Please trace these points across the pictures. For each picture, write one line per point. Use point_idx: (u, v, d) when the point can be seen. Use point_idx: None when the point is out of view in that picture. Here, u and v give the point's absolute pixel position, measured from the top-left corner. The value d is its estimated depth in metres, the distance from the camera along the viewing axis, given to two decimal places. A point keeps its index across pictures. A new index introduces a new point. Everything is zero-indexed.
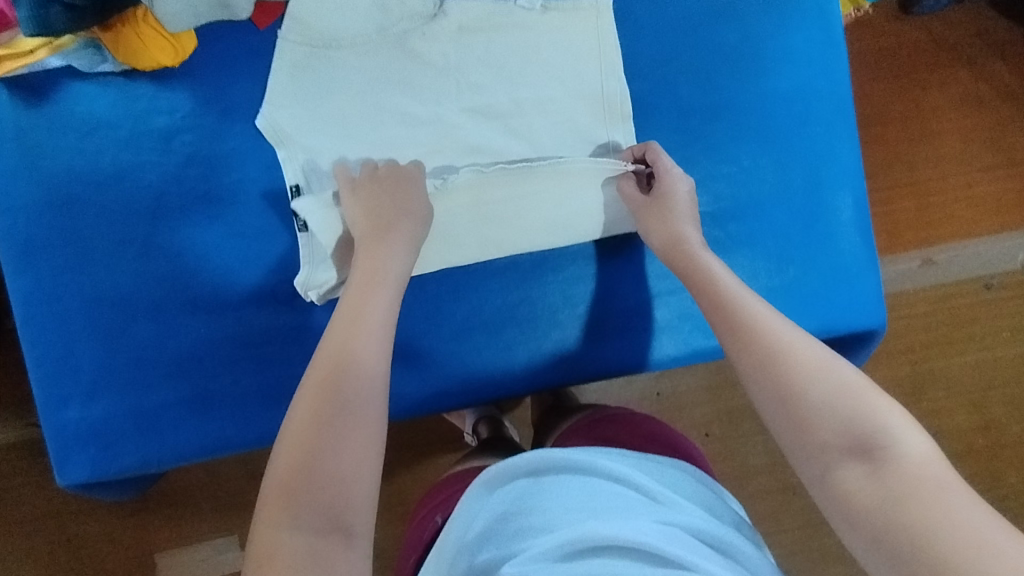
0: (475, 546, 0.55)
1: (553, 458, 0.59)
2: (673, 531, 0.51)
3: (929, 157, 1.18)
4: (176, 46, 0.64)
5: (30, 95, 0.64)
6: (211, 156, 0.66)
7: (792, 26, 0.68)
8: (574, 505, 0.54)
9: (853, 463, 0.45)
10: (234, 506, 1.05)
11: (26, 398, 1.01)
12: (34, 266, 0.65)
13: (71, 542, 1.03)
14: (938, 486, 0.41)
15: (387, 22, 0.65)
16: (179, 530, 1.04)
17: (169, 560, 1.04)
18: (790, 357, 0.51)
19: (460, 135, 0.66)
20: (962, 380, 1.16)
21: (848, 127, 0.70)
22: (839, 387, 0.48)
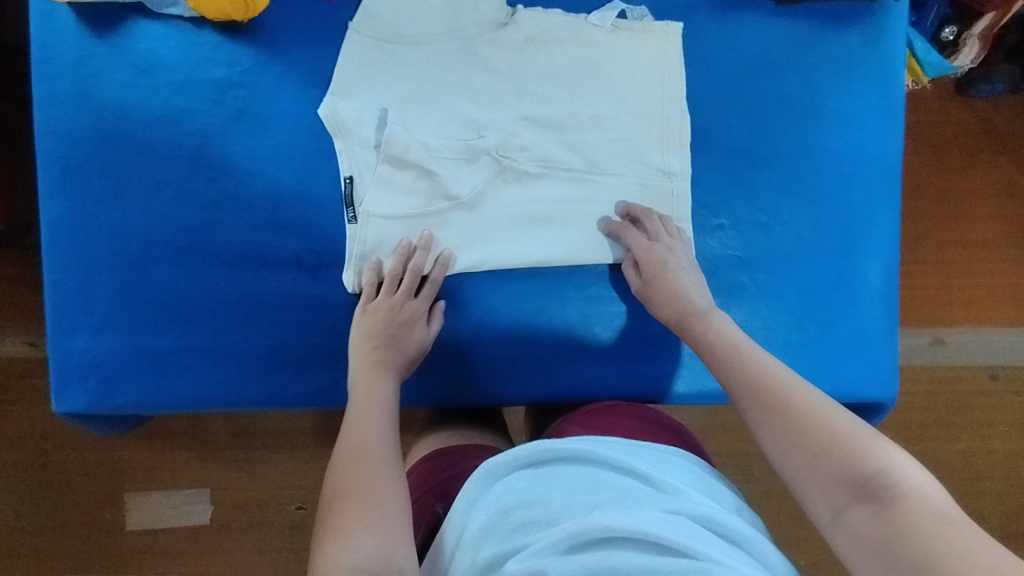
0: (477, 541, 0.52)
1: (551, 447, 0.58)
2: (682, 520, 0.49)
3: (958, 239, 1.17)
4: (247, 2, 0.63)
5: (96, 24, 0.65)
6: (262, 115, 0.66)
7: (855, 89, 0.68)
8: (578, 495, 0.52)
9: (858, 506, 0.46)
10: (209, 460, 1.04)
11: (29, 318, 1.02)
12: (69, 192, 0.66)
13: (45, 466, 1.03)
14: (943, 519, 0.42)
15: (456, 24, 0.66)
16: (152, 474, 1.04)
17: (137, 501, 1.04)
18: (792, 404, 0.52)
19: (517, 145, 0.66)
20: (951, 465, 1.15)
21: (893, 197, 0.69)
22: (836, 433, 0.49)
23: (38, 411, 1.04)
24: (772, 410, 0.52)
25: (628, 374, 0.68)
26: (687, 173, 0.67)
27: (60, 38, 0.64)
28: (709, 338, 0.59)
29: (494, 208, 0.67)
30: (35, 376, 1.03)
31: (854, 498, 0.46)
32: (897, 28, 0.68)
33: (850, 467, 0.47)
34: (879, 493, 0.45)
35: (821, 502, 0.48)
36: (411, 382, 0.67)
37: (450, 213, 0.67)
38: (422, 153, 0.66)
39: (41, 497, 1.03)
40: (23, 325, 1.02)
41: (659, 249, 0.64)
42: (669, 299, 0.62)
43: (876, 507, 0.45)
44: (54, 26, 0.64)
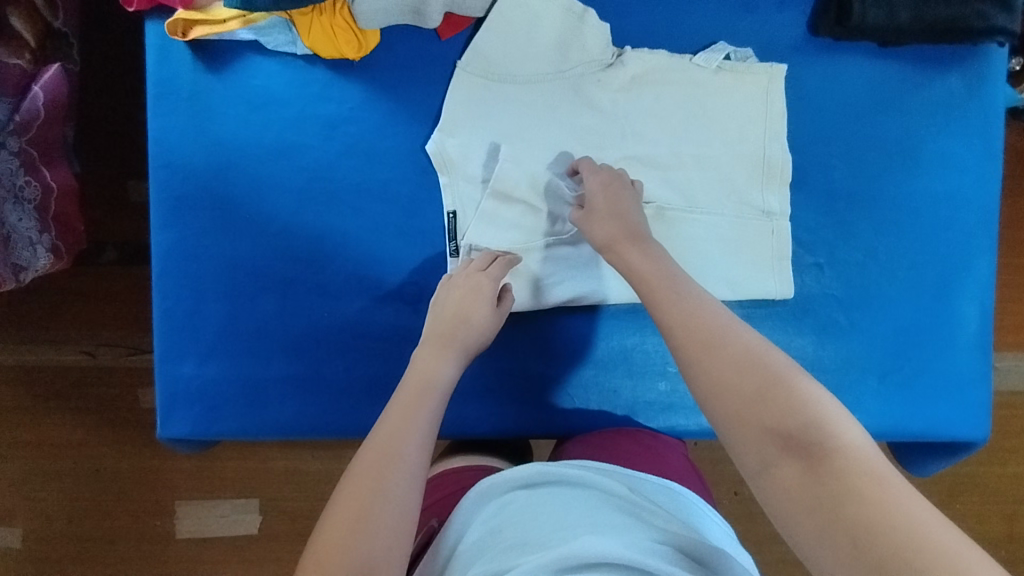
0: (469, 558, 0.53)
1: (548, 470, 0.60)
2: (671, 551, 0.51)
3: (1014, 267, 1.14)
4: (361, 42, 0.65)
5: (212, 60, 0.66)
6: (370, 150, 0.67)
7: (954, 133, 0.69)
8: (570, 518, 0.53)
9: (788, 462, 0.44)
10: (260, 472, 1.05)
11: (93, 328, 1.03)
12: (181, 223, 0.67)
13: (100, 473, 1.05)
14: (874, 479, 0.41)
15: (564, 64, 0.67)
16: (204, 483, 1.05)
17: (189, 509, 1.05)
18: (729, 351, 0.51)
19: None
20: (1001, 492, 1.13)
21: (989, 240, 0.70)
22: (778, 383, 0.48)
23: (95, 418, 1.04)
24: (711, 364, 0.51)
25: (669, 413, 0.69)
26: (787, 212, 0.67)
27: (175, 72, 0.66)
28: (655, 298, 0.58)
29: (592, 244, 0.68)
30: (97, 383, 1.04)
31: (783, 452, 0.45)
32: (998, 74, 0.69)
33: (784, 418, 0.46)
34: (814, 450, 0.44)
35: (752, 453, 0.47)
36: (507, 412, 0.69)
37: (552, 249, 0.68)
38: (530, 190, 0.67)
39: (97, 503, 1.04)
40: (85, 334, 1.03)
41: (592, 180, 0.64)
42: (610, 222, 0.62)
43: (808, 463, 0.44)
44: (170, 60, 0.66)
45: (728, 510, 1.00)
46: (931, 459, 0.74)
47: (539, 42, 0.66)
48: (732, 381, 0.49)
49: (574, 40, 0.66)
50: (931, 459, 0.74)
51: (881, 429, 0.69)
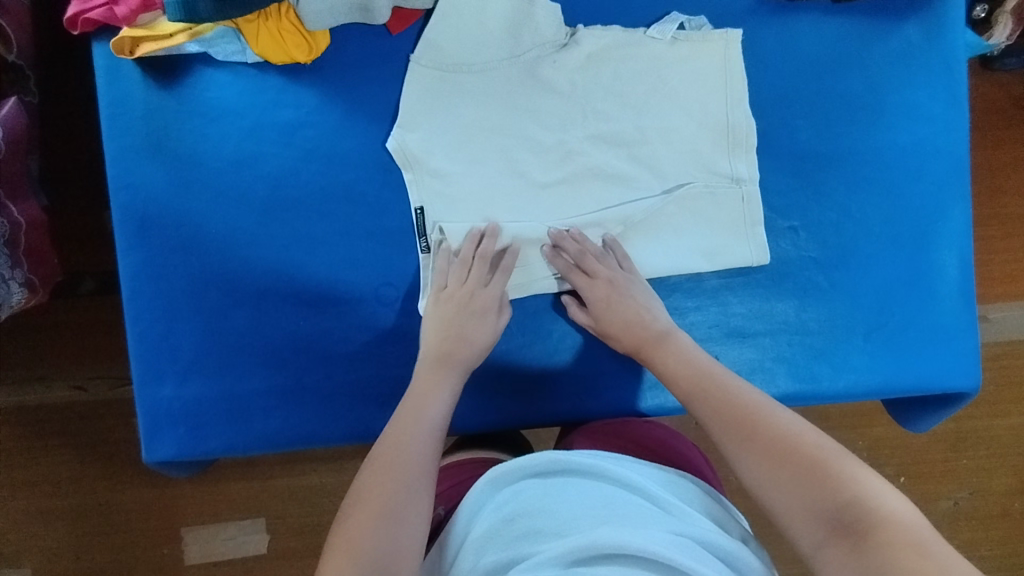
0: (481, 547, 0.53)
1: (562, 459, 0.58)
2: (687, 543, 0.50)
3: (998, 215, 1.14)
4: (311, 44, 0.64)
5: (162, 77, 0.65)
6: (331, 154, 0.67)
7: (916, 83, 0.68)
8: (584, 509, 0.53)
9: (834, 540, 0.47)
10: (262, 491, 1.04)
11: (79, 362, 1.02)
12: (147, 244, 0.66)
13: (101, 507, 1.03)
14: (919, 550, 0.44)
15: (518, 48, 0.66)
16: (208, 508, 1.04)
17: (195, 535, 1.04)
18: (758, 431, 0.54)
19: (584, 163, 0.67)
20: (1005, 442, 1.13)
21: (962, 186, 0.69)
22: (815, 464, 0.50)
23: (90, 454, 1.03)
24: (744, 434, 0.54)
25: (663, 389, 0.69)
26: (755, 177, 0.67)
27: (127, 93, 0.65)
28: (682, 374, 0.60)
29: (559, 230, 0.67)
30: (90, 418, 1.03)
31: (830, 534, 0.47)
32: (954, 19, 0.68)
33: (826, 497, 0.48)
34: (856, 526, 0.46)
35: (801, 535, 0.49)
36: (495, 405, 0.68)
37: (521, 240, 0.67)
38: (494, 180, 0.67)
39: (100, 539, 1.03)
40: (73, 368, 1.02)
41: (602, 288, 0.65)
42: (625, 331, 0.64)
43: (852, 540, 0.46)
44: (121, 81, 0.65)
45: (734, 486, 0.99)
46: (918, 417, 0.74)
47: (490, 29, 0.65)
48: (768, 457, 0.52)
49: (524, 24, 0.65)
50: (917, 417, 0.74)
51: (871, 388, 0.68)
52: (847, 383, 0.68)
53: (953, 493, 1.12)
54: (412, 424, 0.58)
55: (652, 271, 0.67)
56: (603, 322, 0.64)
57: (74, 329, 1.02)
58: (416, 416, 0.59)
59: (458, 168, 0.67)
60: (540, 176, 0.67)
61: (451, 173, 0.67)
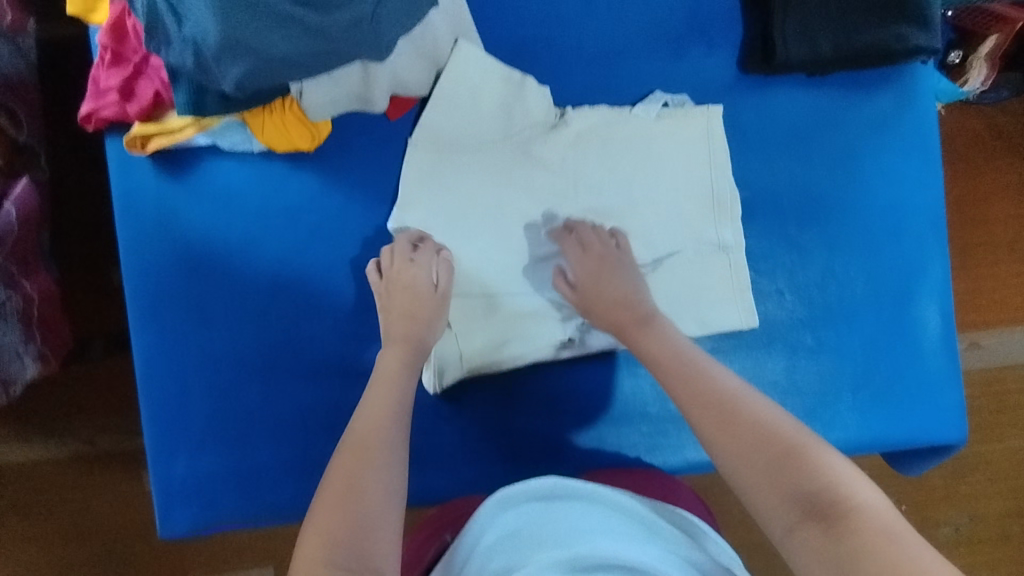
0: (487, 557, 0.54)
1: (564, 484, 0.60)
2: (680, 562, 0.53)
3: (985, 245, 1.16)
4: (314, 132, 0.67)
5: (172, 168, 0.68)
6: (335, 234, 0.70)
7: (891, 148, 0.71)
8: (585, 524, 0.55)
9: (809, 524, 0.48)
10: (273, 540, 1.06)
11: (92, 416, 1.04)
12: (158, 326, 0.69)
13: (116, 561, 1.05)
14: (888, 538, 0.45)
15: (510, 129, 0.69)
16: (222, 558, 1.05)
17: None
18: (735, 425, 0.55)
19: None
20: (1001, 466, 1.15)
21: (940, 244, 0.72)
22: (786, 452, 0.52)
23: (103, 509, 1.05)
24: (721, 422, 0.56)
25: (658, 448, 0.72)
26: (741, 244, 0.70)
27: (138, 183, 0.68)
28: (661, 359, 0.63)
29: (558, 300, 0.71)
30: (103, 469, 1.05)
31: (804, 517, 0.49)
32: (924, 87, 0.72)
33: (799, 484, 0.50)
34: (829, 511, 0.48)
35: (775, 519, 0.50)
36: (499, 468, 0.71)
37: (518, 311, 0.70)
38: (493, 254, 0.70)
39: None
40: (85, 423, 1.04)
41: (588, 261, 0.68)
42: (608, 308, 0.67)
43: (825, 526, 0.47)
44: (132, 171, 0.68)
45: None
46: (910, 465, 0.76)
47: (483, 112, 0.69)
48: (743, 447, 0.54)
49: (516, 106, 0.68)
50: (910, 465, 0.76)
51: (861, 442, 0.70)
52: (840, 439, 0.70)
53: (954, 518, 1.13)
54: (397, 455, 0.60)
55: None
56: (591, 293, 0.67)
57: (85, 388, 1.04)
58: (397, 415, 0.61)
59: (456, 244, 0.70)
60: (535, 250, 0.70)
61: (449, 250, 0.70)
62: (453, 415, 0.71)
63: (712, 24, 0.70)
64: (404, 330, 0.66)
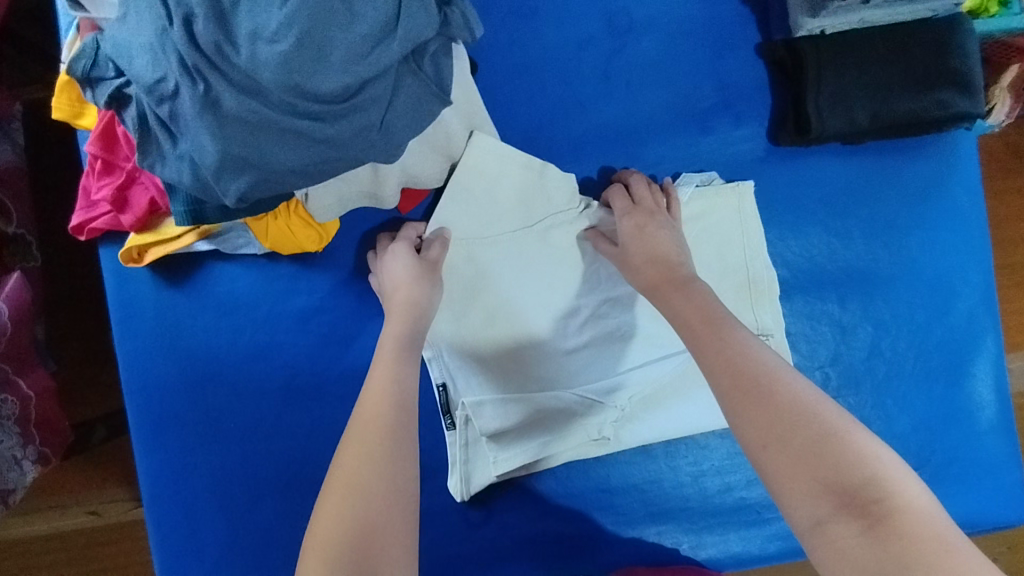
0: None
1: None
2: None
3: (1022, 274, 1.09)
4: (322, 234, 0.63)
5: (172, 275, 0.64)
6: (348, 336, 0.65)
7: (934, 216, 0.68)
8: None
9: (846, 518, 0.44)
10: None
11: (94, 492, 0.99)
12: (163, 445, 0.64)
13: None
14: (946, 550, 0.41)
15: (530, 217, 0.65)
16: None
17: None
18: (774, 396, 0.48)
19: (605, 325, 0.66)
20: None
21: (994, 315, 0.68)
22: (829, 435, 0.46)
23: None
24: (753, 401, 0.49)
25: (704, 545, 0.67)
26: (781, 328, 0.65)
27: (138, 295, 0.64)
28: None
29: (592, 396, 0.65)
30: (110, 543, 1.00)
31: (840, 511, 0.44)
32: (965, 149, 0.68)
33: (845, 477, 0.45)
34: (876, 510, 0.43)
35: (801, 511, 0.45)
36: None
37: (549, 409, 0.66)
38: (518, 349, 0.66)
39: None
40: (88, 494, 0.99)
41: (634, 215, 0.62)
42: (647, 262, 0.60)
43: (868, 527, 0.43)
44: (131, 284, 0.64)
45: None
46: None
47: (500, 201, 0.64)
48: (769, 415, 0.48)
49: (536, 194, 0.65)
50: None
51: None
52: None
53: None
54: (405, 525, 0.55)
55: (681, 431, 0.66)
56: (633, 248, 0.61)
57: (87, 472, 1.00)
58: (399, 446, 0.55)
59: (478, 340, 0.66)
60: (562, 342, 0.66)
61: (471, 347, 0.65)
62: (485, 523, 0.66)
63: (738, 96, 0.67)
64: (403, 296, 0.60)
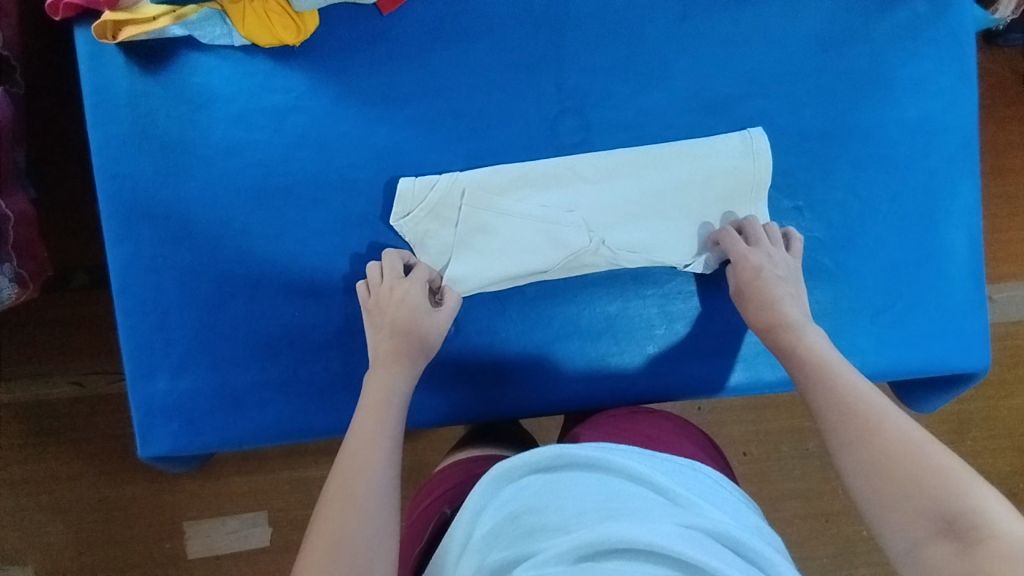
0: (487, 544, 0.49)
1: (566, 453, 0.54)
2: (697, 536, 0.46)
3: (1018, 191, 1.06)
4: (299, 26, 0.62)
5: (147, 62, 0.64)
6: (321, 138, 0.65)
7: (923, 57, 0.67)
8: (589, 501, 0.49)
9: (940, 540, 0.43)
10: (252, 486, 1.00)
11: (73, 350, 0.98)
12: (135, 234, 0.65)
13: (101, 504, 0.99)
14: None
15: (511, 29, 0.65)
16: (210, 501, 1.00)
17: (196, 528, 1.00)
18: (879, 431, 0.51)
19: (583, 174, 0.66)
20: (1011, 423, 1.05)
21: (970, 162, 0.68)
22: (927, 466, 0.47)
23: (78, 453, 0.99)
24: (858, 431, 0.51)
25: (667, 375, 0.67)
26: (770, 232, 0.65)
27: (110, 80, 0.64)
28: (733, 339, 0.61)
29: (559, 216, 0.66)
30: (88, 414, 0.99)
31: (936, 533, 0.44)
32: None
33: (932, 501, 0.45)
34: (964, 529, 0.43)
35: (900, 531, 0.46)
36: (496, 394, 0.67)
37: (523, 238, 0.65)
38: (500, 193, 0.65)
39: (101, 534, 0.99)
40: (69, 363, 0.98)
41: (758, 257, 0.62)
42: (757, 308, 0.62)
43: (961, 544, 0.43)
44: (104, 68, 0.64)
45: (739, 471, 0.99)
46: (932, 397, 0.72)
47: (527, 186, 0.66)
48: (872, 447, 0.50)
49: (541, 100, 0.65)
50: (932, 397, 0.72)
51: (879, 369, 0.67)
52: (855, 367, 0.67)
53: None
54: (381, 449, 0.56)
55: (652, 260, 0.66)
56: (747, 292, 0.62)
57: (56, 323, 0.98)
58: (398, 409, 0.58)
59: (455, 185, 0.65)
60: (542, 193, 0.66)
61: (447, 188, 0.65)
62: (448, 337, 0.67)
63: None
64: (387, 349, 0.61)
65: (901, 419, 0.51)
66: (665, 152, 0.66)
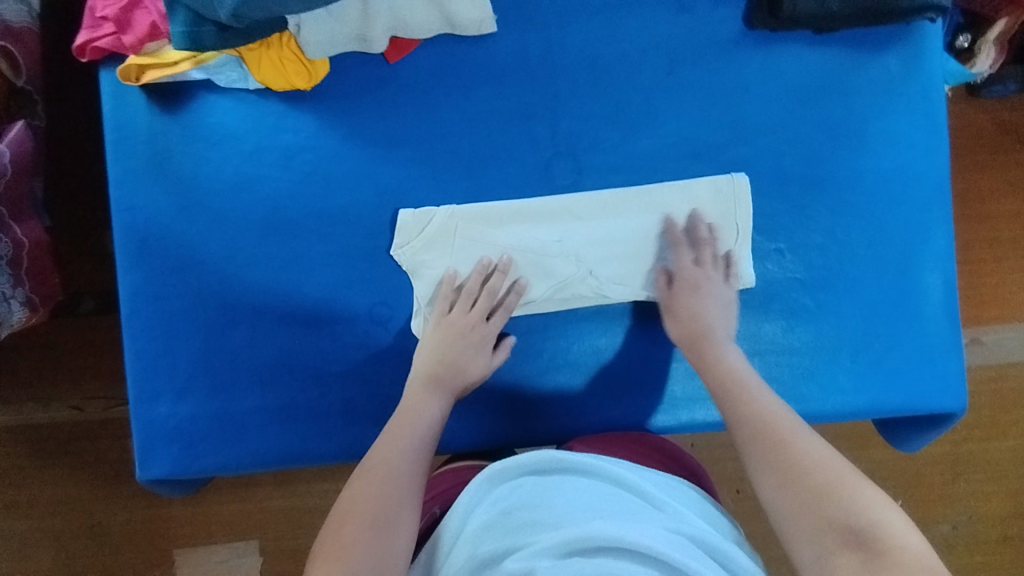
0: (479, 537, 0.50)
1: (560, 456, 0.56)
2: (681, 539, 0.47)
3: (1000, 237, 1.09)
4: (311, 72, 0.67)
5: (167, 103, 0.68)
6: (327, 175, 0.69)
7: (897, 110, 0.71)
8: (580, 504, 0.50)
9: (847, 552, 0.47)
10: (246, 515, 1.00)
11: (75, 377, 1.00)
12: (146, 263, 0.68)
13: (93, 530, 1.00)
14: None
15: (509, 78, 0.70)
16: (203, 530, 1.00)
17: (188, 557, 1.00)
18: (790, 446, 0.55)
19: (574, 210, 0.69)
20: (1001, 466, 1.06)
21: (944, 209, 0.71)
22: (830, 480, 0.52)
23: (75, 479, 1.00)
24: (769, 450, 0.56)
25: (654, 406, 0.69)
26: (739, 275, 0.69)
27: (131, 119, 0.68)
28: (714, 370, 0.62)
29: (550, 247, 0.69)
30: (87, 441, 1.01)
31: (842, 546, 0.48)
32: (932, 48, 0.72)
33: (832, 514, 0.50)
34: (864, 542, 0.47)
35: (808, 547, 0.49)
36: (488, 424, 0.69)
37: (514, 269, 0.69)
38: (496, 228, 0.69)
39: (92, 561, 1.00)
40: (70, 389, 1.00)
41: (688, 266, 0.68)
42: (690, 316, 0.66)
43: (864, 556, 0.46)
44: (127, 107, 0.68)
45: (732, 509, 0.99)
46: (914, 437, 0.74)
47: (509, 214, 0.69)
48: (790, 463, 0.54)
49: (532, 145, 0.69)
50: (914, 436, 0.74)
51: (860, 408, 0.69)
52: (837, 406, 0.69)
53: (951, 517, 1.05)
54: (390, 447, 0.60)
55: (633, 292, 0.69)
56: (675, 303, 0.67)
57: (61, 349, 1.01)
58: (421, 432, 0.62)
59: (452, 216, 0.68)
60: (533, 226, 0.69)
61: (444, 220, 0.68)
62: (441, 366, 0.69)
63: None
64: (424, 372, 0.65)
65: (813, 440, 0.56)
66: (651, 195, 0.69)
